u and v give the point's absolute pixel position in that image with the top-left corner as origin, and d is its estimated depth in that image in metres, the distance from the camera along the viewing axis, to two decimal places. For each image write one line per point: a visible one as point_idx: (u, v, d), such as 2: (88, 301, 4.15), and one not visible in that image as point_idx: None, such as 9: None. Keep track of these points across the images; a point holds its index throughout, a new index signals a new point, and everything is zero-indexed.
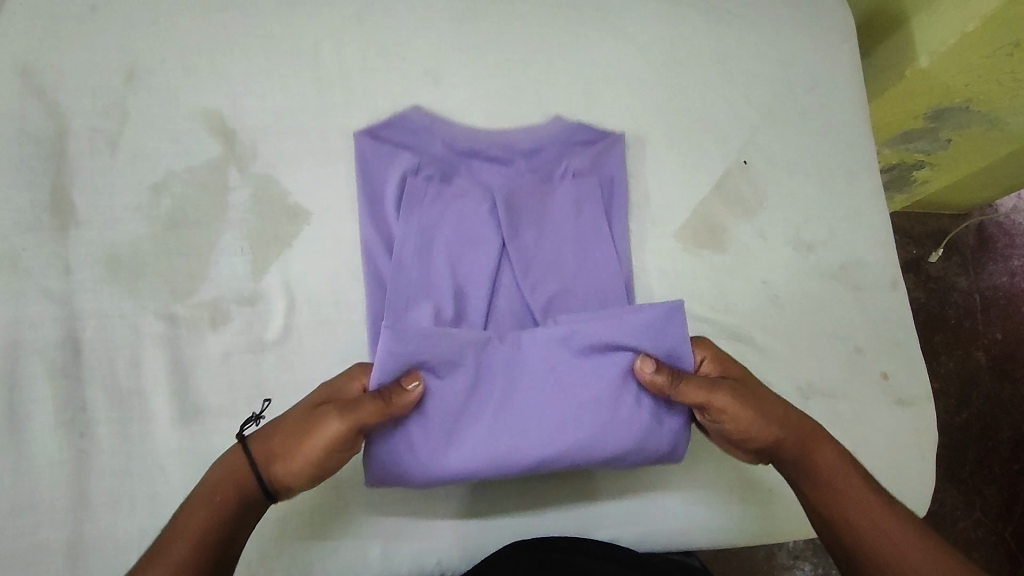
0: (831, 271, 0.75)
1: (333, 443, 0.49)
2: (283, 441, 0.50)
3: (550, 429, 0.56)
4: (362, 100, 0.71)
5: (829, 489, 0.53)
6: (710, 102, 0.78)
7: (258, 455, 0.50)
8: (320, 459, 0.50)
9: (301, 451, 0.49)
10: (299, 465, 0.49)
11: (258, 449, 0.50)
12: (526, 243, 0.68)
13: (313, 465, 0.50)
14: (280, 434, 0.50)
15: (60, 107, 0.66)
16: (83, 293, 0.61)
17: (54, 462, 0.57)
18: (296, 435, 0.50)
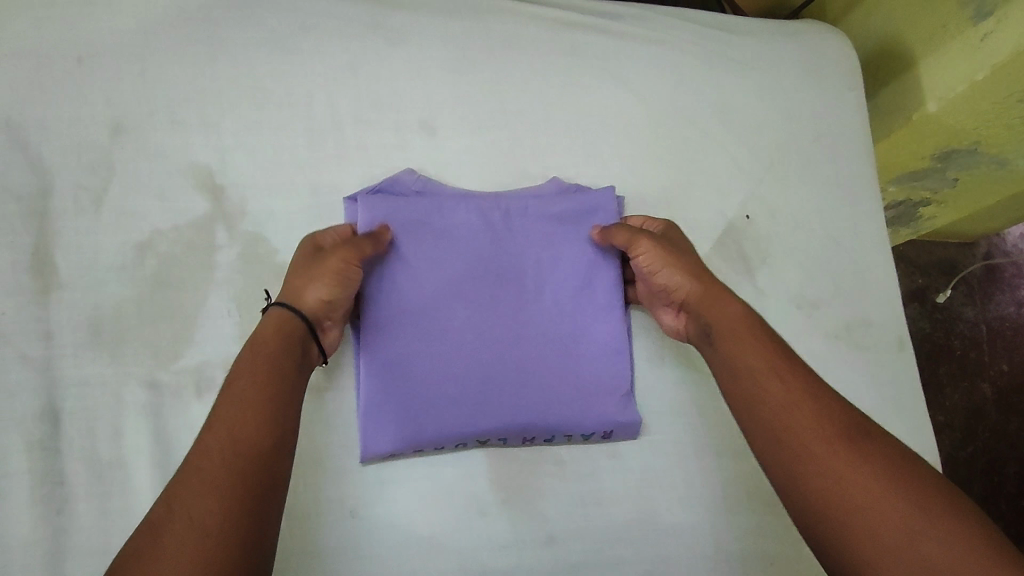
0: (837, 330, 0.72)
1: (331, 255, 0.60)
2: (293, 283, 0.58)
3: (514, 283, 0.67)
4: (355, 153, 0.69)
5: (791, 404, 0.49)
6: (712, 154, 0.76)
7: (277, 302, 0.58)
8: (323, 268, 0.59)
9: (309, 274, 0.59)
10: (316, 278, 0.58)
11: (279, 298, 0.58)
12: (516, 293, 0.67)
13: (324, 274, 0.59)
14: (288, 280, 0.59)
15: (44, 163, 0.64)
16: (64, 359, 0.59)
17: (29, 539, 0.55)
18: (302, 271, 0.59)
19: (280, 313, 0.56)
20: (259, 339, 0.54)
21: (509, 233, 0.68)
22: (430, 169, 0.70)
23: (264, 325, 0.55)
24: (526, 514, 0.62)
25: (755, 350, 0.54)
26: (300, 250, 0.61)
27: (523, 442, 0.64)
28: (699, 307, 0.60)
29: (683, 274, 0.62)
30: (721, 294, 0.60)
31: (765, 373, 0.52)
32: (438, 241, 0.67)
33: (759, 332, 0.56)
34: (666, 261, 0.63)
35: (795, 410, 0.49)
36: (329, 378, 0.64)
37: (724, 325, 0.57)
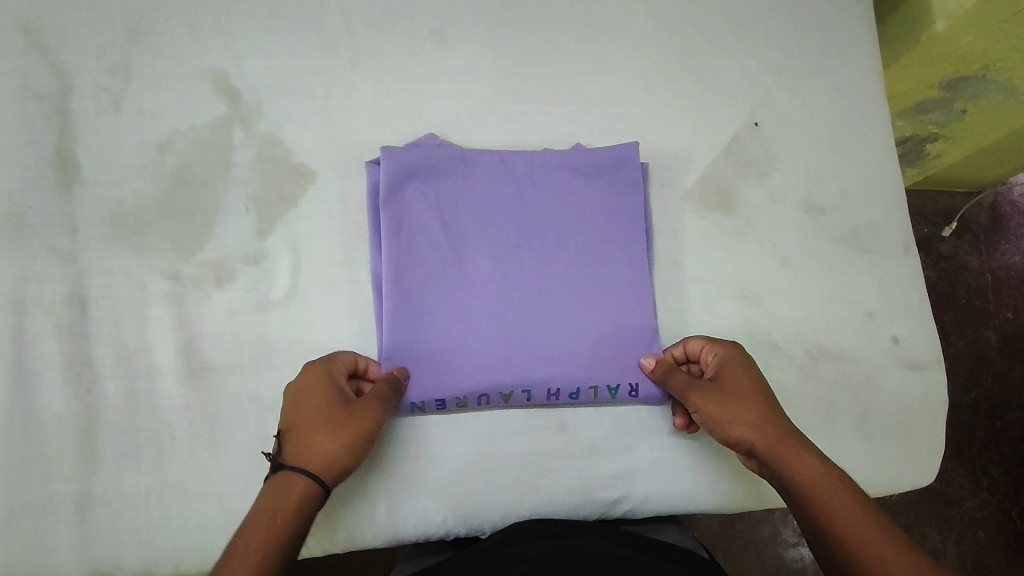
0: (843, 234, 0.73)
1: (364, 409, 0.55)
2: (314, 443, 0.53)
3: (539, 245, 0.66)
4: (367, 59, 0.70)
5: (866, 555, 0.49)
6: (722, 64, 0.76)
7: (293, 462, 0.52)
8: (351, 429, 0.54)
9: (338, 433, 0.54)
10: (344, 441, 0.54)
11: (293, 457, 0.53)
12: (540, 257, 0.66)
13: (351, 435, 0.54)
14: (304, 434, 0.53)
15: (64, 66, 0.65)
16: (89, 251, 0.61)
17: (62, 417, 0.57)
18: (325, 429, 0.54)
19: (297, 483, 0.51)
20: (270, 509, 0.50)
21: (534, 187, 0.68)
22: (440, 75, 0.71)
23: (274, 493, 0.51)
24: (537, 405, 0.64)
25: (841, 498, 0.53)
26: (318, 393, 0.56)
27: (547, 396, 0.63)
28: (779, 452, 0.56)
29: (756, 416, 0.58)
30: (793, 438, 0.57)
31: (849, 517, 0.51)
32: (462, 199, 0.66)
33: (836, 476, 0.54)
34: (732, 405, 0.58)
35: (872, 543, 0.50)
36: (346, 275, 0.65)
37: (808, 478, 0.54)
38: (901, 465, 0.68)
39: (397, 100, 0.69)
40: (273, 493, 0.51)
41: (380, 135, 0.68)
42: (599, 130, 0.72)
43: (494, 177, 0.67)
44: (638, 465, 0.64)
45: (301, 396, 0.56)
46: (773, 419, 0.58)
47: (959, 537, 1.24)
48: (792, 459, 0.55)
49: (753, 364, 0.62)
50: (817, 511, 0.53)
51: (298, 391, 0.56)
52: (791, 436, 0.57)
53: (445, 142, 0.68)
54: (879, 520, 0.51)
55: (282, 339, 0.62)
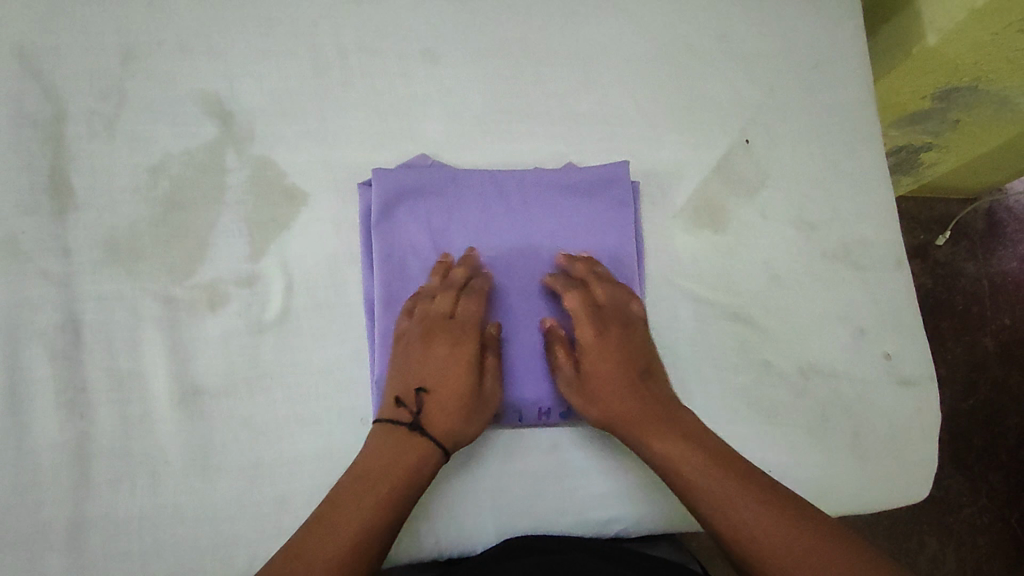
0: (835, 250, 0.73)
1: (493, 396, 0.62)
2: (451, 419, 0.60)
3: (529, 264, 0.67)
4: (359, 80, 0.70)
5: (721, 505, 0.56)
6: (712, 81, 0.76)
7: (429, 430, 0.60)
8: (482, 413, 0.61)
9: (472, 414, 0.61)
10: (474, 424, 0.61)
11: (429, 423, 0.60)
12: (529, 275, 0.67)
13: (481, 419, 0.61)
14: (444, 406, 0.60)
15: (58, 90, 0.66)
16: (83, 275, 0.61)
17: (55, 442, 0.57)
18: (460, 410, 0.60)
19: (429, 447, 0.59)
20: (407, 470, 0.58)
21: (525, 206, 0.68)
22: (431, 95, 0.71)
23: (409, 453, 0.58)
24: (529, 426, 0.64)
25: (698, 467, 0.58)
26: (461, 369, 0.61)
27: (538, 416, 0.64)
28: (640, 435, 0.61)
29: (615, 401, 0.62)
30: (654, 416, 0.61)
31: (710, 489, 0.57)
32: (454, 219, 0.67)
33: (692, 447, 0.59)
34: (591, 396, 0.63)
35: (726, 505, 0.56)
36: (339, 297, 0.65)
37: (666, 456, 0.60)
38: (895, 480, 0.68)
39: (389, 120, 0.70)
40: (413, 453, 0.58)
41: (372, 156, 0.69)
42: (590, 149, 0.73)
43: (485, 196, 0.67)
44: (631, 484, 0.64)
45: (445, 365, 0.61)
46: (630, 388, 0.62)
47: (960, 545, 1.24)
48: (651, 427, 0.61)
49: (603, 329, 0.64)
50: (681, 480, 0.59)
51: (442, 357, 0.62)
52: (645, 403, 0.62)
53: (437, 163, 0.68)
54: (732, 483, 0.57)
55: (275, 362, 0.62)
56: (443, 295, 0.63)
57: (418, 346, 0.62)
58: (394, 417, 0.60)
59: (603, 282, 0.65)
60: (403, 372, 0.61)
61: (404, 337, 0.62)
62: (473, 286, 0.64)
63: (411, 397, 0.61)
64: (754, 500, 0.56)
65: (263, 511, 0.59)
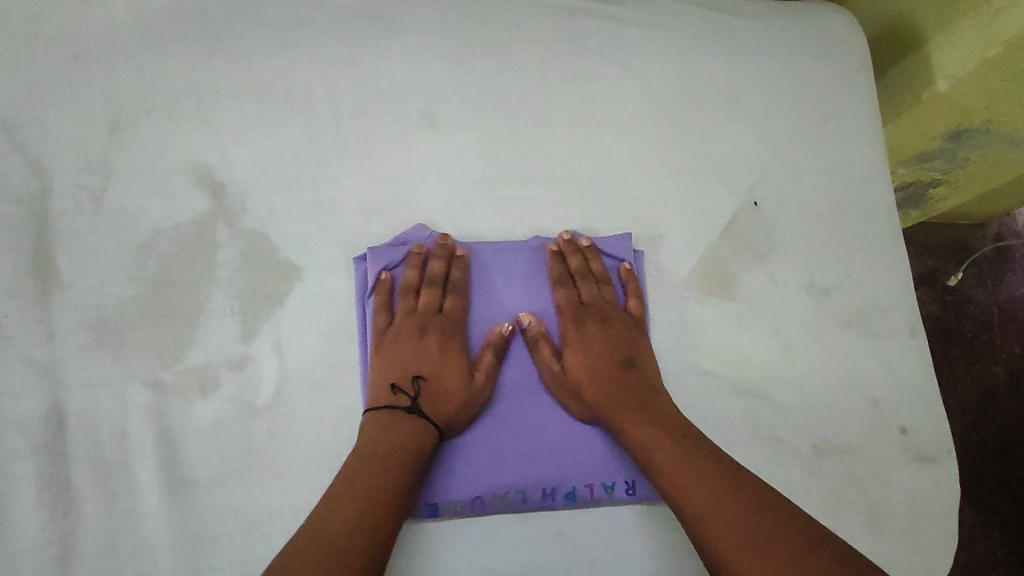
0: (847, 317, 0.71)
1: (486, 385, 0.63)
2: (449, 400, 0.62)
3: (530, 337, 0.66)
4: (355, 147, 0.68)
5: (666, 464, 0.58)
6: (719, 141, 0.74)
7: (428, 412, 0.61)
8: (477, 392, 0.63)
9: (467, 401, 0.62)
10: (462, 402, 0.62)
11: (425, 405, 0.61)
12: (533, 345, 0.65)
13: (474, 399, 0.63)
14: (443, 390, 0.62)
15: (42, 164, 0.64)
16: (67, 360, 0.59)
17: (38, 541, 0.55)
18: (455, 395, 0.62)
19: (425, 426, 0.60)
20: (397, 446, 0.58)
21: (524, 280, 0.67)
22: (429, 162, 0.69)
23: (411, 432, 0.59)
24: (534, 513, 0.62)
25: (662, 433, 0.59)
26: (453, 359, 0.64)
27: (542, 497, 0.62)
28: (614, 420, 0.62)
29: (596, 386, 0.64)
30: (631, 404, 0.62)
31: (665, 457, 0.58)
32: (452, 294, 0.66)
33: (663, 431, 0.60)
34: (571, 388, 0.64)
35: (680, 475, 0.57)
36: (335, 375, 0.63)
37: (638, 438, 0.60)
38: (914, 558, 0.65)
39: (385, 189, 0.68)
40: (406, 431, 0.59)
41: (369, 227, 0.66)
42: (594, 215, 0.70)
43: (482, 269, 0.67)
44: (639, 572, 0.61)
45: (438, 356, 0.64)
46: (611, 371, 0.64)
47: None
48: (625, 401, 0.62)
49: (586, 324, 0.67)
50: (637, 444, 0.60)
51: (435, 348, 0.64)
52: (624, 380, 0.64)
53: (433, 235, 0.67)
54: (688, 453, 0.58)
55: (268, 451, 0.60)
56: (427, 290, 0.66)
57: (409, 338, 0.64)
58: (394, 402, 0.61)
59: (590, 278, 0.68)
60: (400, 363, 0.63)
61: (390, 331, 0.64)
62: (455, 279, 0.66)
63: (408, 385, 0.62)
64: (711, 482, 0.55)
65: None
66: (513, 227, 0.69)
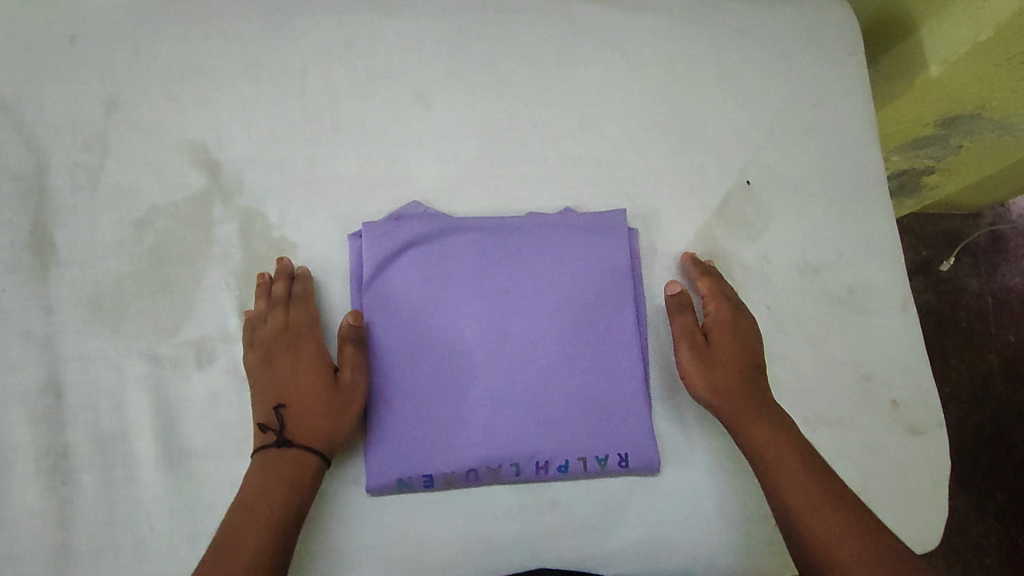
0: (838, 294, 0.71)
1: (357, 391, 0.60)
2: (320, 419, 0.59)
3: (522, 310, 0.65)
4: (350, 127, 0.68)
5: (775, 467, 0.60)
6: (712, 121, 0.74)
7: (299, 436, 0.58)
8: (347, 398, 0.60)
9: (341, 413, 0.59)
10: (332, 416, 0.59)
11: (299, 433, 0.58)
12: (522, 316, 0.65)
13: (348, 406, 0.60)
14: (310, 411, 0.59)
15: (39, 141, 0.64)
16: (65, 334, 0.60)
17: (37, 510, 0.56)
18: (324, 411, 0.59)
19: (303, 455, 0.58)
20: (270, 484, 0.56)
21: (519, 251, 0.66)
22: (424, 142, 0.69)
23: (284, 468, 0.57)
24: (527, 484, 0.63)
25: (777, 439, 0.61)
26: (309, 373, 0.60)
27: (536, 470, 0.62)
28: (738, 415, 0.63)
29: (728, 378, 0.64)
30: (756, 403, 0.63)
31: (779, 465, 0.60)
32: (442, 265, 0.65)
33: (778, 438, 0.61)
34: (709, 374, 0.64)
35: (789, 483, 0.59)
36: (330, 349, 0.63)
37: (762, 441, 0.61)
38: (904, 529, 0.66)
39: (380, 168, 0.68)
40: (276, 472, 0.57)
41: (363, 205, 0.67)
42: (588, 193, 0.71)
43: (473, 240, 0.66)
44: (631, 542, 0.62)
45: (296, 375, 0.60)
46: (743, 367, 0.65)
47: (967, 567, 1.21)
48: (747, 397, 0.63)
49: (740, 322, 0.67)
50: (751, 447, 0.62)
51: (292, 372, 0.60)
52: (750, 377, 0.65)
53: (429, 211, 0.67)
54: (799, 465, 0.60)
55: None
56: (271, 314, 0.61)
57: (261, 370, 0.60)
58: (264, 441, 0.58)
59: (729, 286, 0.69)
60: (262, 396, 0.60)
61: (251, 365, 0.60)
62: (295, 292, 0.62)
63: (273, 418, 0.59)
64: (838, 507, 0.57)
65: None
66: (507, 206, 0.69)
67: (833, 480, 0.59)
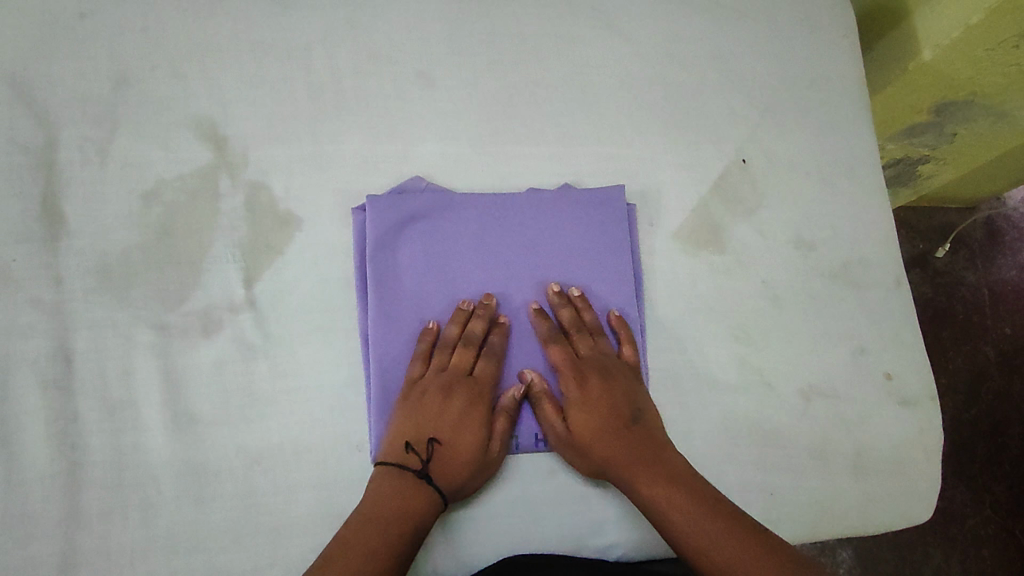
0: (832, 269, 0.73)
1: (499, 450, 0.62)
2: (462, 469, 0.60)
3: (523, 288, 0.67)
4: (354, 104, 0.70)
5: (670, 520, 0.57)
6: (709, 101, 0.76)
7: (438, 480, 0.59)
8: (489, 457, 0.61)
9: (478, 470, 0.60)
10: (473, 471, 0.60)
11: (437, 476, 0.59)
12: (522, 296, 0.66)
13: (487, 467, 0.61)
14: (456, 460, 0.60)
15: (49, 116, 0.65)
16: (74, 303, 0.61)
17: (47, 473, 0.57)
18: (469, 464, 0.60)
19: (431, 496, 0.58)
20: (394, 517, 0.56)
21: (520, 228, 0.68)
22: (427, 119, 0.71)
23: (413, 501, 0.57)
24: (528, 454, 0.64)
25: (673, 491, 0.58)
26: (475, 421, 0.62)
27: (535, 441, 0.64)
28: (626, 480, 0.60)
29: (604, 446, 0.61)
30: (642, 461, 0.60)
31: (678, 520, 0.57)
32: (444, 242, 0.66)
33: (673, 487, 0.58)
34: (577, 446, 0.62)
35: (689, 534, 0.56)
36: (334, 319, 0.64)
37: (656, 495, 0.58)
38: (897, 499, 0.67)
39: (384, 145, 0.69)
40: (405, 505, 0.57)
41: (367, 180, 0.68)
42: (586, 171, 0.72)
43: (474, 217, 0.67)
44: (629, 509, 0.64)
45: (459, 419, 0.62)
46: (620, 429, 0.62)
47: (963, 555, 1.22)
48: (636, 458, 0.60)
49: (587, 378, 0.64)
50: (648, 509, 0.59)
51: (459, 411, 0.62)
52: (635, 436, 0.62)
53: (431, 185, 0.68)
54: (698, 510, 0.57)
55: (269, 389, 0.62)
56: (462, 347, 0.63)
57: (431, 399, 0.62)
58: (405, 464, 0.59)
59: (585, 331, 0.66)
60: (412, 422, 0.61)
61: (417, 385, 0.62)
62: (491, 342, 0.64)
63: (422, 449, 0.60)
64: (741, 541, 0.55)
65: (257, 541, 0.58)
66: (507, 183, 0.70)
67: (733, 516, 0.57)
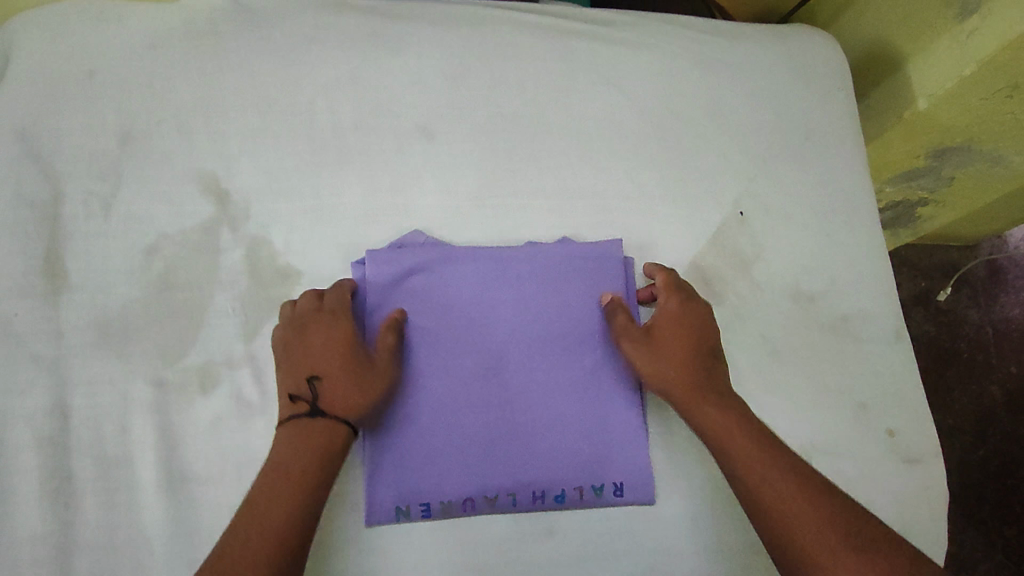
0: (831, 322, 0.73)
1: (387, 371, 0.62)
2: (350, 395, 0.60)
3: (522, 341, 0.66)
4: (357, 158, 0.71)
5: (727, 451, 0.60)
6: (706, 153, 0.77)
7: (330, 410, 0.60)
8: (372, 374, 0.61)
9: (368, 389, 0.61)
10: (360, 390, 0.60)
11: (328, 406, 0.60)
12: (521, 348, 0.66)
13: (374, 381, 0.61)
14: (338, 389, 0.60)
15: (56, 171, 0.66)
16: (73, 358, 0.61)
17: (39, 534, 0.56)
18: (357, 385, 0.60)
19: (332, 426, 0.59)
20: (292, 459, 0.57)
21: (517, 282, 0.68)
22: (426, 172, 0.71)
23: (315, 438, 0.58)
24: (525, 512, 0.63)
25: (737, 427, 0.60)
26: (342, 348, 0.61)
27: (532, 500, 0.62)
28: (688, 404, 0.63)
29: (679, 369, 0.64)
30: (712, 394, 0.62)
31: (736, 450, 0.59)
32: (443, 295, 0.67)
33: (734, 421, 0.61)
34: (653, 358, 0.64)
35: (755, 475, 0.58)
36: None
37: (717, 426, 0.61)
38: None
39: (384, 198, 0.70)
40: (303, 442, 0.58)
41: (366, 233, 0.69)
42: (584, 223, 0.72)
43: (472, 270, 0.68)
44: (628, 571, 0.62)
45: (327, 350, 0.61)
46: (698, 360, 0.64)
47: None
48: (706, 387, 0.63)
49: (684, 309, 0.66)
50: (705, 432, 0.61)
51: (321, 341, 0.61)
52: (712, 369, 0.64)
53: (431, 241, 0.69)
54: (756, 452, 0.59)
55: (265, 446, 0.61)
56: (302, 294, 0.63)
57: (291, 344, 0.62)
58: (294, 412, 0.59)
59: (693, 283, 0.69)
60: (289, 371, 0.61)
61: (278, 345, 0.62)
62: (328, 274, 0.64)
63: (304, 391, 0.60)
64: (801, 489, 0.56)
65: None
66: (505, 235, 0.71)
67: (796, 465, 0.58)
